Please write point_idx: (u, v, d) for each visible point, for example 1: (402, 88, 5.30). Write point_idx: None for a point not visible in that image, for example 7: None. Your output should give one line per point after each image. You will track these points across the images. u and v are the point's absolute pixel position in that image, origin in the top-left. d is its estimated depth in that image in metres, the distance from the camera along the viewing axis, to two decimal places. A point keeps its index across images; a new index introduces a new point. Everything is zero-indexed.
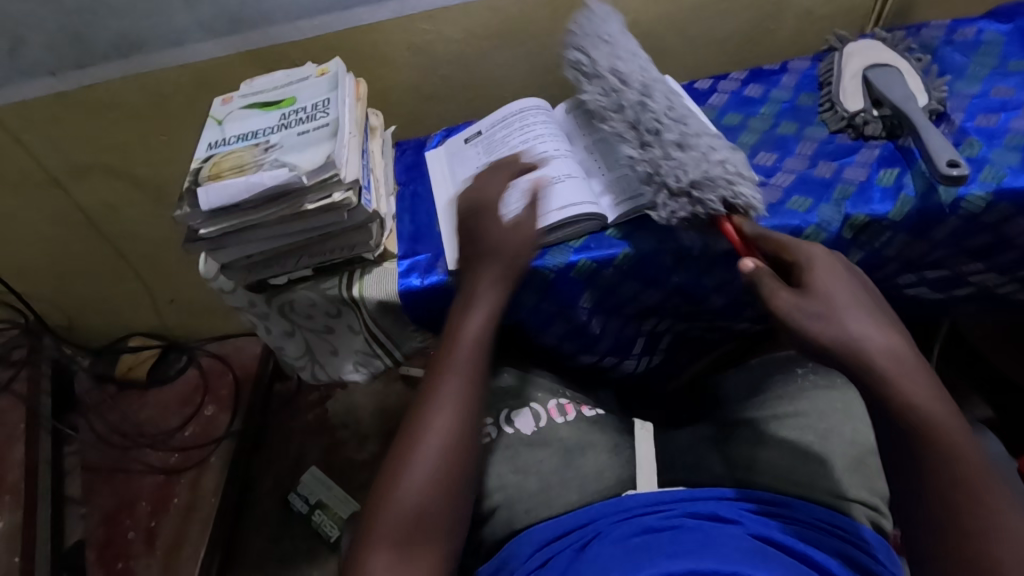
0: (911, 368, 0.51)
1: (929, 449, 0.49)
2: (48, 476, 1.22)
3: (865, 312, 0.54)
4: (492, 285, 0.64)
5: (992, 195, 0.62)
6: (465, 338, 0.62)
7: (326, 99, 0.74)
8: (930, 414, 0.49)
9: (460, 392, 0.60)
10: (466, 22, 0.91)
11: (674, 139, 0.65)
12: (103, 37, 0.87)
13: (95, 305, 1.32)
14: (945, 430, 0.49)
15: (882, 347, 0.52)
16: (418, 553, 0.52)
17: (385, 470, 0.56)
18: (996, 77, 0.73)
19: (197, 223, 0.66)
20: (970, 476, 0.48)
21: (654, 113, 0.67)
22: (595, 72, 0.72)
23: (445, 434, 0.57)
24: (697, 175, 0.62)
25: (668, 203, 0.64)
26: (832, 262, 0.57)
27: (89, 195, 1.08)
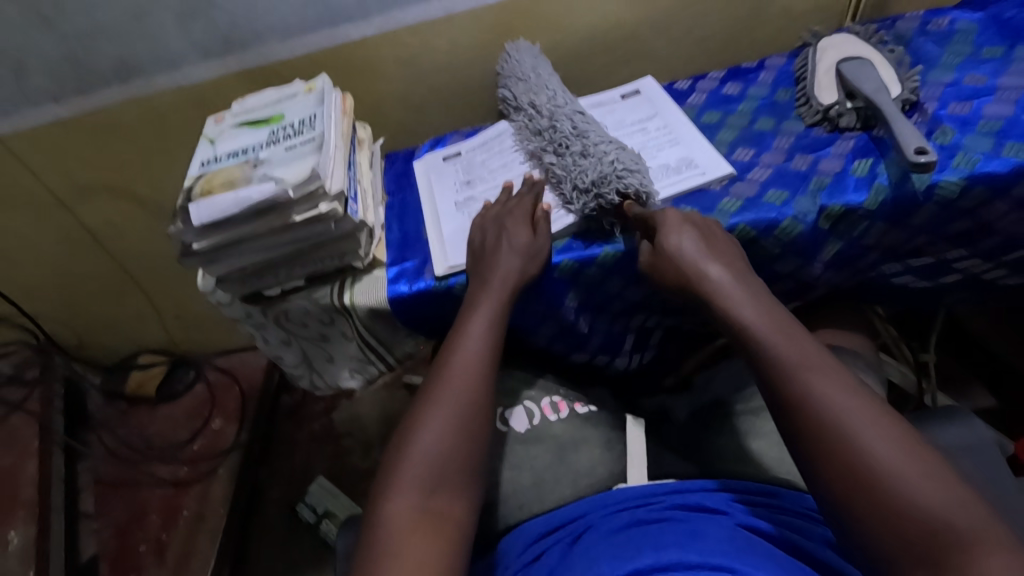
0: (779, 324, 0.55)
1: (787, 379, 0.51)
2: (61, 491, 1.24)
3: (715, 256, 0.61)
4: (512, 260, 0.68)
5: (966, 180, 0.63)
6: (486, 305, 0.66)
7: (313, 114, 0.76)
8: (791, 360, 0.52)
9: (480, 355, 0.63)
10: (450, 34, 0.94)
11: (577, 149, 0.73)
12: (103, 62, 0.91)
13: (104, 323, 1.36)
14: (804, 363, 0.51)
15: (734, 292, 0.58)
16: (443, 501, 0.55)
17: (407, 424, 0.59)
18: (970, 64, 0.74)
19: (190, 238, 0.68)
20: (848, 414, 0.48)
21: (562, 130, 0.76)
22: (519, 104, 0.84)
23: (466, 393, 0.60)
24: (597, 176, 0.69)
25: (581, 200, 0.70)
26: (691, 220, 0.64)
27: (95, 216, 1.12)
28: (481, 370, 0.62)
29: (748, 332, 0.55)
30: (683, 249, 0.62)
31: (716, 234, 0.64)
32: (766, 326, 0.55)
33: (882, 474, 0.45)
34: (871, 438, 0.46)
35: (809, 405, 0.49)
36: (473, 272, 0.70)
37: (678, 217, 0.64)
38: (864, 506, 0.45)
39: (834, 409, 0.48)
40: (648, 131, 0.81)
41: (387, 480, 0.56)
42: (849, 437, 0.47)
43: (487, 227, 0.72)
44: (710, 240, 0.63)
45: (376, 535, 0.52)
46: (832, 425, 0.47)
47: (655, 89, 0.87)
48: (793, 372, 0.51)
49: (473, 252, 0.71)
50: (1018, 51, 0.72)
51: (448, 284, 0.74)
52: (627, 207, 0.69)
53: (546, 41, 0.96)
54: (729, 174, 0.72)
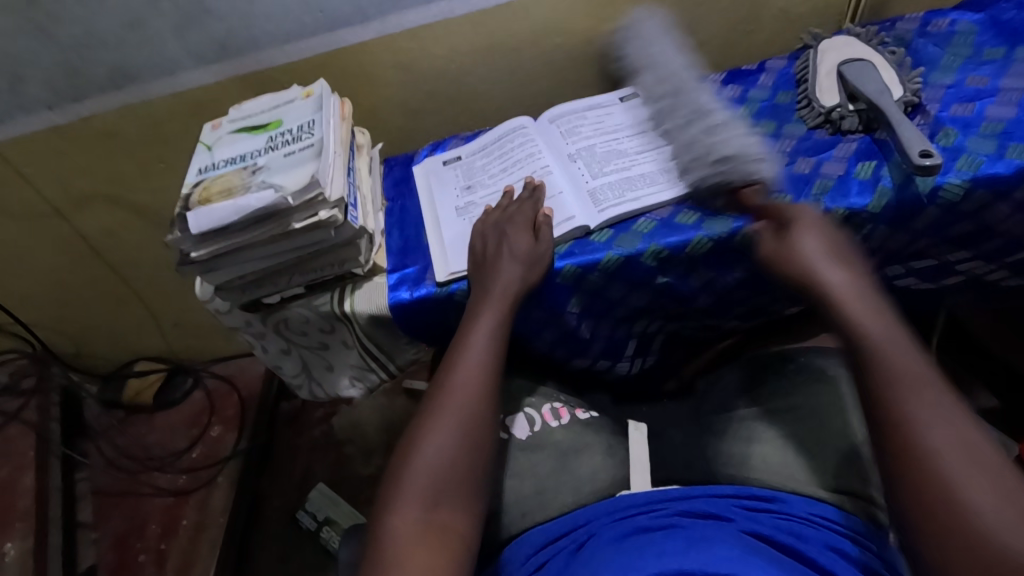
0: (896, 336, 0.53)
1: (890, 390, 0.50)
2: (58, 501, 1.23)
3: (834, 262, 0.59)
4: (513, 268, 0.67)
5: (970, 182, 0.63)
6: (489, 313, 0.65)
7: (311, 120, 0.76)
8: (900, 377, 0.50)
9: (483, 366, 0.62)
10: (448, 38, 0.93)
11: (714, 124, 0.72)
12: (98, 69, 0.90)
13: (101, 332, 1.35)
14: (912, 379, 0.50)
15: (849, 299, 0.56)
16: (446, 513, 0.54)
17: (409, 436, 0.59)
18: (971, 66, 0.74)
19: (188, 247, 0.67)
20: (950, 443, 0.47)
21: (700, 102, 0.75)
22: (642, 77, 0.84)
23: (468, 405, 0.60)
24: (732, 151, 0.68)
25: (709, 174, 0.68)
26: (818, 223, 0.62)
27: (91, 224, 1.11)
28: (483, 381, 0.62)
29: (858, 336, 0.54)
30: (797, 250, 0.60)
31: (843, 245, 0.61)
32: (885, 340, 0.53)
33: (967, 506, 0.44)
34: (964, 474, 0.45)
35: (910, 422, 0.49)
36: (474, 280, 0.70)
37: (807, 222, 0.62)
38: (933, 525, 0.45)
39: (932, 434, 0.47)
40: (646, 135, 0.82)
41: (390, 494, 0.55)
42: (942, 465, 0.46)
43: (488, 233, 0.71)
44: (831, 248, 0.60)
45: (378, 550, 0.52)
46: (917, 438, 0.48)
47: None
48: (900, 386, 0.50)
49: (474, 259, 0.71)
50: (1018, 52, 0.72)
51: (448, 291, 0.74)
52: (747, 193, 0.66)
53: (545, 46, 0.96)
54: None
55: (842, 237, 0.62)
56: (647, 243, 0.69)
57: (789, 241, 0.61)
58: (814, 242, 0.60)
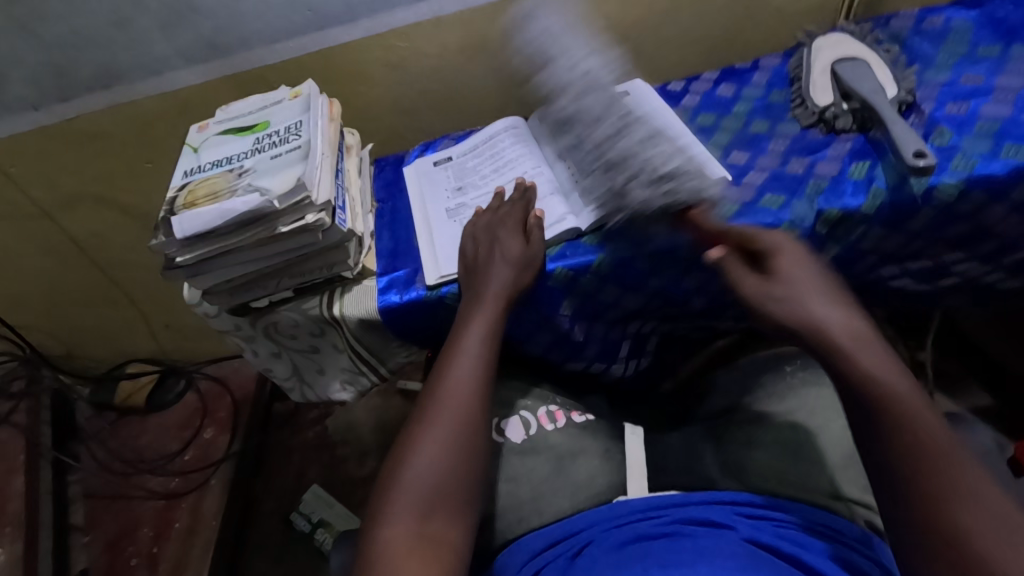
0: (901, 384, 0.49)
1: (904, 450, 0.47)
2: (49, 505, 1.22)
3: (830, 300, 0.55)
4: (505, 273, 0.66)
5: (964, 183, 0.62)
6: (481, 318, 0.65)
7: (299, 121, 0.75)
8: (916, 428, 0.47)
9: (475, 373, 0.61)
10: (440, 37, 0.92)
11: (640, 149, 0.68)
12: (83, 68, 0.88)
13: (92, 334, 1.33)
14: (925, 436, 0.46)
15: (854, 341, 0.52)
16: (439, 523, 0.53)
17: (400, 446, 0.58)
18: (966, 64, 0.73)
19: (173, 251, 0.66)
20: (971, 499, 0.44)
21: (636, 131, 0.72)
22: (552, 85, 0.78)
23: (461, 412, 0.59)
24: (673, 171, 0.64)
25: (646, 193, 0.64)
26: (803, 260, 0.59)
27: (80, 225, 1.10)
28: (476, 388, 0.61)
29: (865, 383, 0.50)
30: (785, 289, 0.56)
31: (831, 282, 0.58)
32: (895, 385, 0.49)
33: (992, 569, 0.41)
34: (990, 534, 0.42)
35: (929, 476, 0.45)
36: (466, 285, 0.69)
37: (788, 258, 0.59)
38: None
39: (954, 502, 0.44)
40: (639, 131, 0.80)
41: (381, 505, 0.54)
42: (964, 526, 0.43)
43: (480, 236, 0.70)
44: (821, 286, 0.57)
45: (370, 562, 0.51)
46: (939, 499, 0.44)
47: (646, 91, 0.86)
48: (912, 445, 0.46)
49: (466, 264, 0.70)
50: (1014, 50, 0.72)
51: (438, 294, 0.73)
52: (693, 215, 0.64)
53: None
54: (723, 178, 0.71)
55: (827, 271, 0.59)
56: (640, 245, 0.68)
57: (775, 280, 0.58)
58: (803, 283, 0.57)
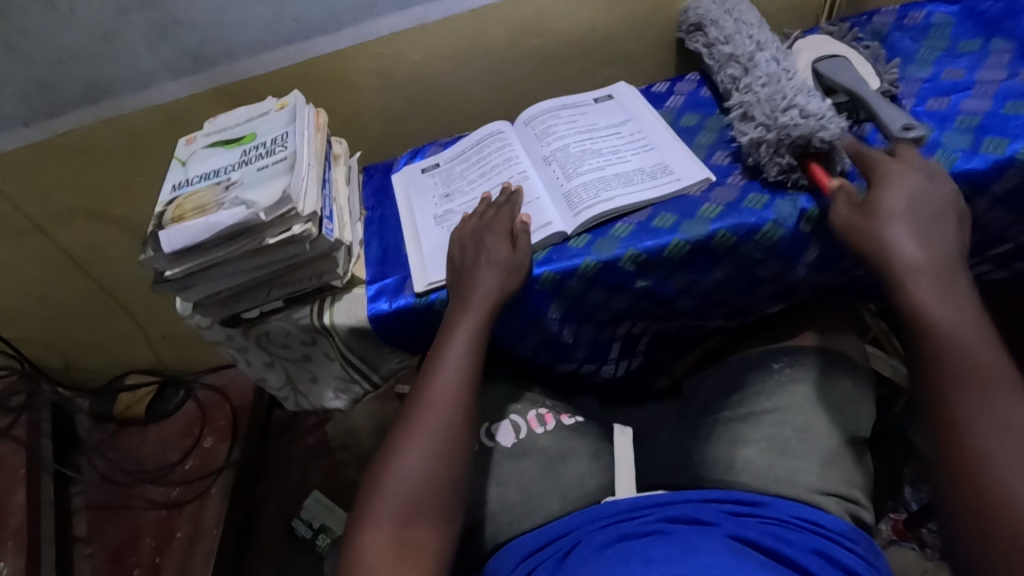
0: (973, 333, 0.54)
1: (954, 388, 0.52)
2: (51, 517, 1.22)
3: (922, 235, 0.58)
4: (493, 277, 0.67)
5: (946, 178, 0.62)
6: (467, 322, 0.65)
7: (285, 132, 0.75)
8: (966, 364, 0.52)
9: (459, 380, 0.62)
10: (425, 43, 0.92)
11: (792, 91, 0.71)
12: (72, 84, 0.89)
13: (90, 346, 1.34)
14: (980, 379, 0.52)
15: (924, 274, 0.56)
16: (420, 530, 0.54)
17: (385, 451, 0.59)
18: (947, 59, 0.73)
19: (162, 265, 0.67)
20: (998, 431, 0.49)
21: (770, 73, 0.75)
22: (718, 51, 0.83)
23: (446, 417, 0.60)
24: (819, 112, 0.67)
25: (798, 121, 0.67)
26: (913, 186, 0.60)
27: (75, 239, 1.10)
28: (462, 391, 0.61)
29: (937, 326, 0.54)
30: (881, 223, 0.59)
31: (942, 215, 0.59)
32: (953, 322, 0.54)
33: (1005, 490, 0.47)
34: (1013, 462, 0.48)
35: (962, 408, 0.51)
36: (454, 286, 0.69)
37: (894, 190, 0.59)
38: (965, 498, 0.49)
39: (989, 437, 0.49)
40: (622, 132, 0.81)
41: (364, 510, 0.55)
42: (986, 453, 0.49)
43: (466, 242, 0.71)
44: (924, 220, 0.58)
45: (351, 569, 0.52)
46: (976, 440, 0.50)
47: (629, 94, 0.88)
48: (972, 385, 0.52)
49: (456, 264, 0.70)
50: (995, 44, 0.72)
51: (426, 300, 0.73)
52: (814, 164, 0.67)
53: (523, 48, 0.96)
54: (707, 179, 0.72)
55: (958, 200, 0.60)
56: (625, 247, 0.69)
57: (871, 212, 0.60)
58: (901, 221, 0.58)
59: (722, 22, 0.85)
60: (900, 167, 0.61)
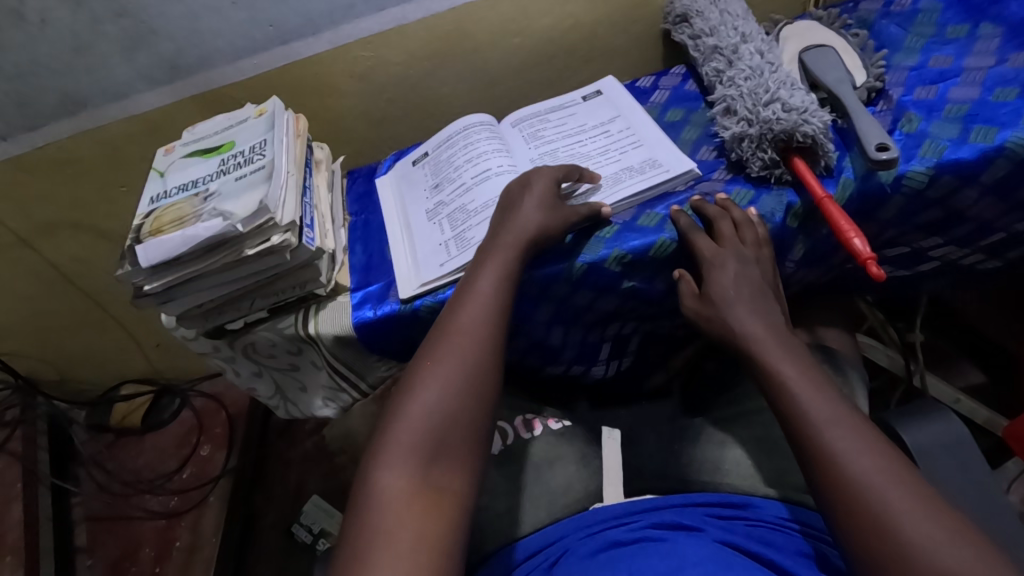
0: (811, 373, 0.56)
1: (799, 424, 0.53)
2: (49, 530, 1.22)
3: (758, 312, 0.61)
4: (533, 219, 0.65)
5: (934, 170, 0.61)
6: (501, 265, 0.63)
7: (263, 140, 0.74)
8: (808, 407, 0.53)
9: (488, 329, 0.60)
10: (403, 44, 0.91)
11: (775, 86, 0.70)
12: (48, 96, 0.88)
13: (83, 358, 1.33)
14: (811, 415, 0.52)
15: (764, 336, 0.59)
16: (441, 476, 0.52)
17: (405, 387, 0.57)
18: (935, 45, 0.72)
19: (141, 279, 0.66)
20: (862, 457, 0.49)
21: (753, 68, 0.74)
22: (703, 44, 0.82)
23: (471, 356, 0.58)
24: (803, 109, 0.66)
25: (780, 115, 0.66)
26: (747, 265, 0.63)
27: (60, 252, 1.09)
28: (491, 336, 0.60)
29: (777, 376, 0.56)
30: (723, 310, 0.62)
31: (762, 289, 0.63)
32: (790, 370, 0.56)
33: (892, 519, 0.46)
34: (887, 487, 0.47)
35: (818, 440, 0.51)
36: (493, 228, 0.67)
37: (719, 269, 0.63)
38: (857, 524, 0.47)
39: (854, 462, 0.49)
40: (609, 133, 0.80)
41: (379, 448, 0.54)
42: (853, 479, 0.48)
43: (514, 189, 0.69)
44: (754, 297, 0.62)
45: (363, 508, 0.51)
46: (841, 475, 0.49)
47: (617, 89, 0.87)
48: (815, 427, 0.52)
49: (500, 205, 0.68)
50: (983, 29, 0.70)
51: (412, 305, 0.72)
52: (797, 163, 0.66)
53: (505, 46, 0.95)
54: (694, 174, 0.71)
55: (767, 265, 0.64)
56: (610, 248, 0.68)
57: (716, 301, 0.63)
58: (734, 292, 0.62)
59: (707, 13, 0.84)
60: (721, 241, 0.64)
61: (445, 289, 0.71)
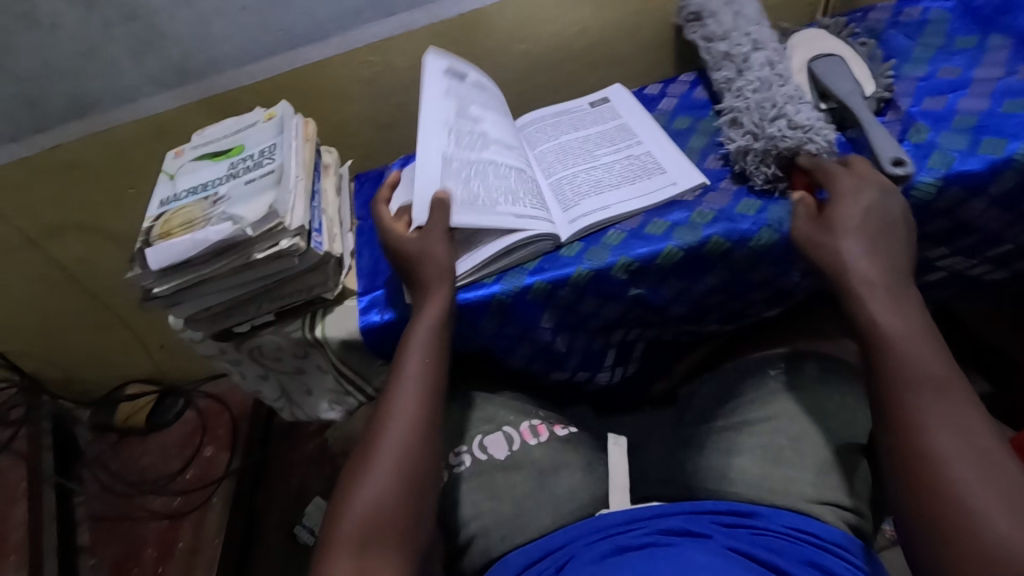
0: (919, 334, 0.54)
1: (893, 374, 0.52)
2: (52, 529, 1.22)
3: (874, 252, 0.58)
4: (440, 293, 0.65)
5: (943, 180, 0.61)
6: (418, 340, 0.64)
7: (272, 144, 0.75)
8: (907, 358, 0.52)
9: (416, 404, 0.61)
10: (411, 49, 0.92)
11: (783, 100, 0.70)
12: (59, 98, 0.88)
13: (87, 358, 1.34)
14: (906, 365, 0.52)
15: (873, 282, 0.56)
16: (381, 557, 0.53)
17: (348, 473, 0.59)
18: (943, 56, 0.72)
19: (150, 282, 0.66)
20: (946, 421, 0.49)
21: (763, 80, 0.74)
22: (713, 51, 0.82)
23: (402, 441, 0.59)
24: (808, 126, 0.67)
25: (785, 133, 0.67)
26: (870, 198, 0.60)
27: (67, 253, 1.10)
28: (421, 412, 0.61)
29: (877, 323, 0.55)
30: (838, 238, 0.59)
31: (890, 224, 0.59)
32: (894, 324, 0.54)
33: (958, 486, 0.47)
34: (958, 458, 0.48)
35: (903, 396, 0.51)
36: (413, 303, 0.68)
37: (847, 197, 0.60)
38: (919, 475, 0.49)
39: (933, 425, 0.49)
40: (486, 94, 0.81)
41: (328, 536, 0.55)
42: (928, 438, 0.49)
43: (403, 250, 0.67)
44: (879, 235, 0.58)
45: None
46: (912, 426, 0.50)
47: (625, 97, 0.87)
48: (904, 382, 0.52)
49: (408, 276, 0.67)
50: (991, 40, 0.71)
51: (429, 307, 0.71)
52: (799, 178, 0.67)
53: (512, 52, 0.95)
54: (702, 184, 0.71)
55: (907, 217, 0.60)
56: (616, 256, 0.68)
57: (828, 230, 0.60)
58: (858, 226, 0.59)
59: (721, 16, 0.84)
60: (860, 177, 0.61)
61: (491, 278, 0.70)
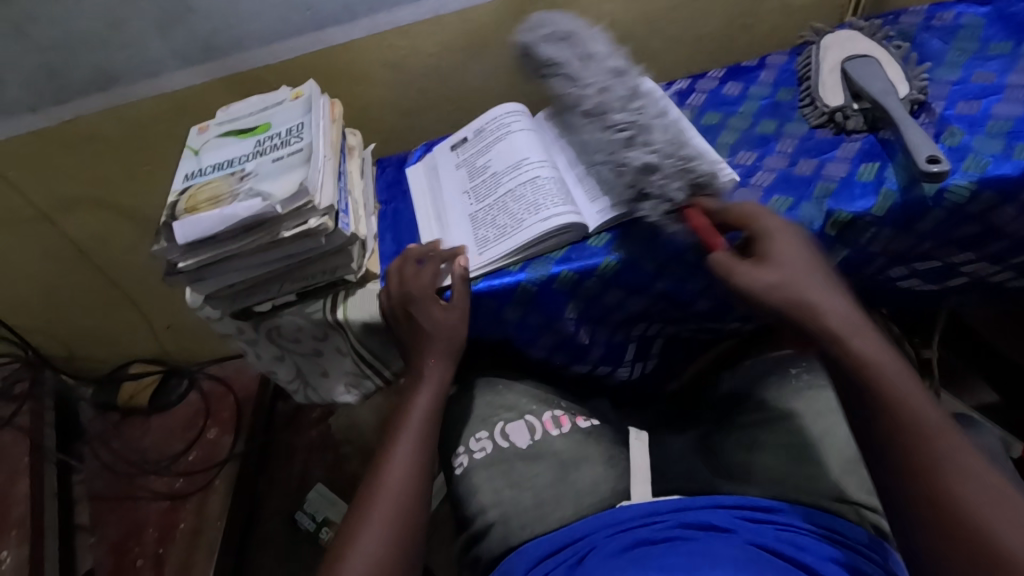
0: (900, 368, 0.51)
1: (893, 417, 0.49)
2: (52, 507, 1.21)
3: (831, 291, 0.56)
4: (439, 364, 0.68)
5: (977, 184, 0.61)
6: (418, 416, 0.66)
7: (300, 122, 0.74)
8: (902, 395, 0.50)
9: (413, 470, 0.62)
10: (438, 34, 0.91)
11: (681, 137, 0.69)
12: (80, 69, 0.87)
13: (92, 336, 1.33)
14: (910, 402, 0.49)
15: (838, 324, 0.54)
16: None
17: (343, 533, 0.58)
18: (977, 62, 0.72)
19: (175, 256, 0.65)
20: (957, 452, 0.47)
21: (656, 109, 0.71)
22: (586, 61, 0.75)
23: (399, 506, 0.59)
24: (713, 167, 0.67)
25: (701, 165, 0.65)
26: (794, 237, 0.59)
27: (80, 229, 1.09)
28: (418, 480, 0.62)
29: (858, 361, 0.52)
30: (785, 276, 0.56)
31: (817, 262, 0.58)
32: (875, 357, 0.52)
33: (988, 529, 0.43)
34: (979, 498, 0.45)
35: (918, 435, 0.48)
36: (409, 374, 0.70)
37: (780, 236, 0.59)
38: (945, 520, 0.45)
39: (950, 462, 0.47)
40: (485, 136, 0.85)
41: None
42: (947, 479, 0.46)
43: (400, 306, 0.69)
44: (813, 276, 0.57)
45: None
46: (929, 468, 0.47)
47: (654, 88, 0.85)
48: (908, 424, 0.49)
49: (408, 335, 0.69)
50: None
51: (476, 286, 0.69)
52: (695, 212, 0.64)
53: None
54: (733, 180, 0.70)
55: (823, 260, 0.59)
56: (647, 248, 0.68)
57: (766, 265, 0.57)
58: (797, 265, 0.57)
59: None
60: (782, 221, 0.61)
61: (520, 265, 0.70)
